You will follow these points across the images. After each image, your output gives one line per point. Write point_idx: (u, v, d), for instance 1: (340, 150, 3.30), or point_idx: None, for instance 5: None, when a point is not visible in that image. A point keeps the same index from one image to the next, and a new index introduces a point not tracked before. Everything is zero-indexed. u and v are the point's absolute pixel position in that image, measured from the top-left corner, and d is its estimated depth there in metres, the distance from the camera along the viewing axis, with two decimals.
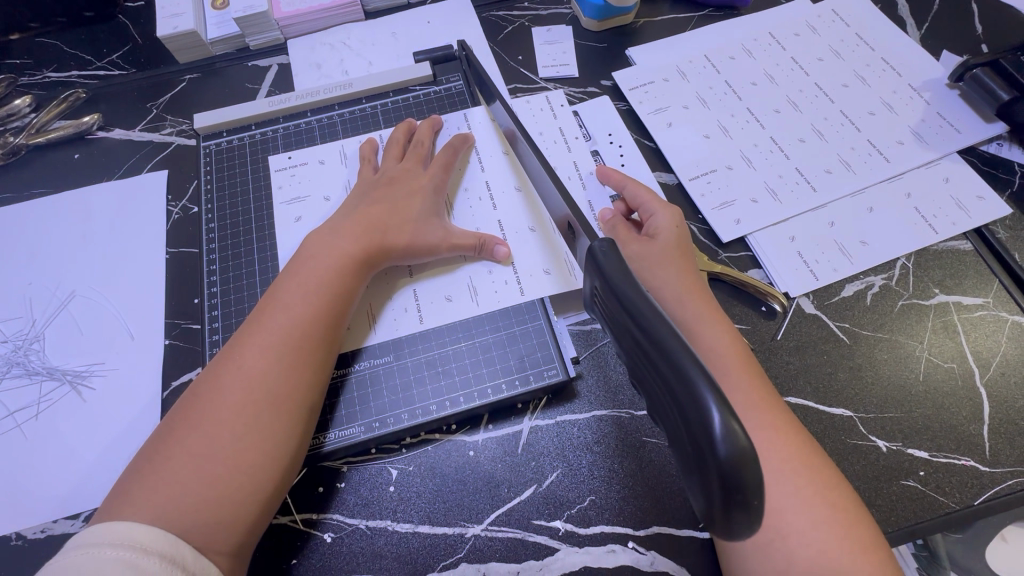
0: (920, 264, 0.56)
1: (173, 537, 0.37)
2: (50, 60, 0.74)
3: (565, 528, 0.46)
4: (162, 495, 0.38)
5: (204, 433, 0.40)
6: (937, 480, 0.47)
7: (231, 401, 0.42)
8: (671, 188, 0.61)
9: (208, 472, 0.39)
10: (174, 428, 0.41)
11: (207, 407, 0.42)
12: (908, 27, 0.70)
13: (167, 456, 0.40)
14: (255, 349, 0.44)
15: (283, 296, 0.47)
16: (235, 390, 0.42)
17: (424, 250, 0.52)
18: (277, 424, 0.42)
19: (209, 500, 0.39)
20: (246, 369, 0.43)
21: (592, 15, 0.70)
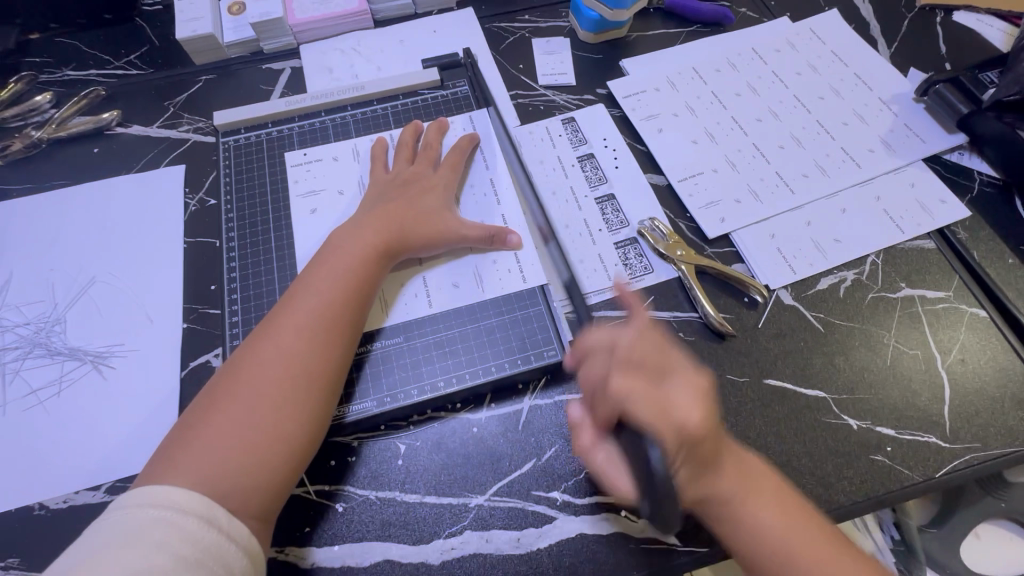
0: (888, 260, 0.60)
1: (210, 500, 0.40)
2: (68, 58, 0.77)
3: (562, 498, 0.49)
4: (203, 461, 0.41)
5: (245, 405, 0.44)
6: (903, 455, 0.51)
7: (267, 376, 0.45)
8: (661, 189, 0.65)
9: (247, 441, 0.43)
10: (214, 401, 0.44)
11: (247, 381, 0.45)
12: (878, 45, 0.77)
13: (208, 424, 0.43)
14: (288, 329, 0.47)
15: (313, 282, 0.50)
16: (272, 366, 0.46)
17: (435, 241, 0.56)
18: (309, 399, 0.45)
19: (247, 467, 0.42)
20: (282, 347, 0.46)
21: (589, 28, 0.75)
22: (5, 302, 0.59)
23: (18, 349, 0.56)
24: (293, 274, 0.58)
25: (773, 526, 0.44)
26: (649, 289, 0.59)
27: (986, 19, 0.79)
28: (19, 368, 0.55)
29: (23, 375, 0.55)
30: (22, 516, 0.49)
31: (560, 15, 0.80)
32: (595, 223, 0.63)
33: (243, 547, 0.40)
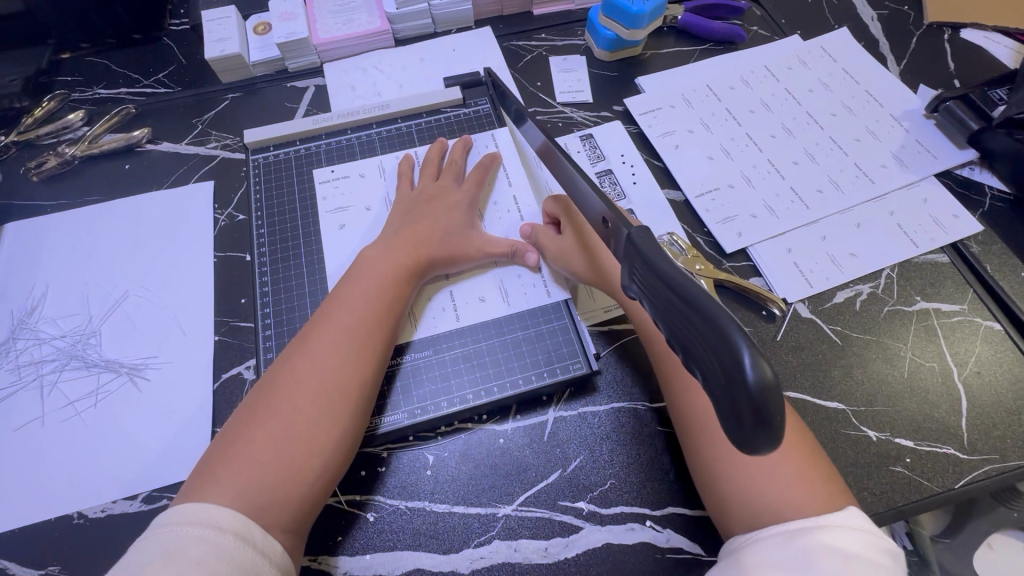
0: (903, 274, 0.62)
1: (250, 515, 0.41)
2: (99, 77, 0.79)
3: (588, 508, 0.50)
4: (244, 475, 0.42)
5: (284, 419, 0.45)
6: (922, 466, 0.52)
7: (305, 391, 0.46)
8: (679, 204, 0.67)
9: (286, 454, 0.44)
10: (253, 415, 0.46)
11: (285, 395, 0.46)
12: (889, 62, 0.78)
13: (248, 438, 0.44)
14: (325, 345, 0.49)
15: (346, 298, 0.52)
16: (309, 381, 0.47)
17: (462, 257, 0.58)
18: (344, 413, 0.47)
19: (286, 480, 0.43)
20: (318, 362, 0.48)
21: (605, 46, 0.77)
22: (42, 315, 0.61)
23: (55, 361, 0.58)
24: (323, 288, 0.60)
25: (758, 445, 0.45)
26: None
27: (993, 36, 0.80)
28: (56, 380, 0.57)
29: (60, 386, 0.57)
30: (61, 525, 0.50)
31: (577, 34, 0.82)
32: None
33: (276, 562, 0.41)
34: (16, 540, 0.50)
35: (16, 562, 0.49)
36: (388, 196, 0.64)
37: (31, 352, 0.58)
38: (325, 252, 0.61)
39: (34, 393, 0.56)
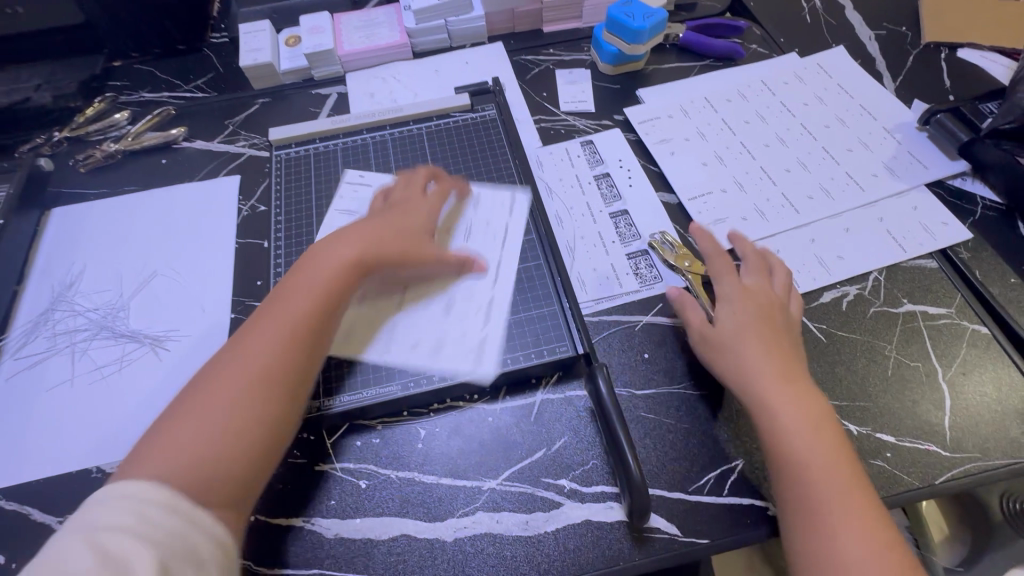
0: (891, 277, 0.63)
1: (186, 499, 0.40)
2: (145, 82, 0.87)
3: (569, 486, 0.52)
4: (174, 469, 0.41)
5: (216, 417, 0.44)
6: (902, 460, 0.53)
7: (245, 374, 0.46)
8: (672, 206, 0.70)
9: (221, 437, 0.44)
10: (192, 396, 0.45)
11: (215, 390, 0.45)
12: (884, 79, 0.81)
13: (185, 419, 0.44)
14: (268, 331, 0.49)
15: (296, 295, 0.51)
16: (250, 363, 0.47)
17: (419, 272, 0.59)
18: (282, 396, 0.47)
19: (217, 461, 0.43)
20: (257, 348, 0.48)
21: (608, 61, 0.82)
22: (78, 290, 0.66)
23: (87, 330, 0.63)
24: None
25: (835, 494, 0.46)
26: (659, 297, 0.63)
27: (990, 56, 0.83)
28: (86, 348, 0.62)
29: (90, 353, 0.62)
30: (80, 478, 0.55)
31: (582, 49, 0.87)
32: (609, 236, 0.67)
33: (215, 547, 0.40)
34: (40, 489, 0.54)
35: (39, 509, 0.53)
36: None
37: (67, 322, 0.64)
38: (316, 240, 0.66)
39: (66, 358, 0.62)
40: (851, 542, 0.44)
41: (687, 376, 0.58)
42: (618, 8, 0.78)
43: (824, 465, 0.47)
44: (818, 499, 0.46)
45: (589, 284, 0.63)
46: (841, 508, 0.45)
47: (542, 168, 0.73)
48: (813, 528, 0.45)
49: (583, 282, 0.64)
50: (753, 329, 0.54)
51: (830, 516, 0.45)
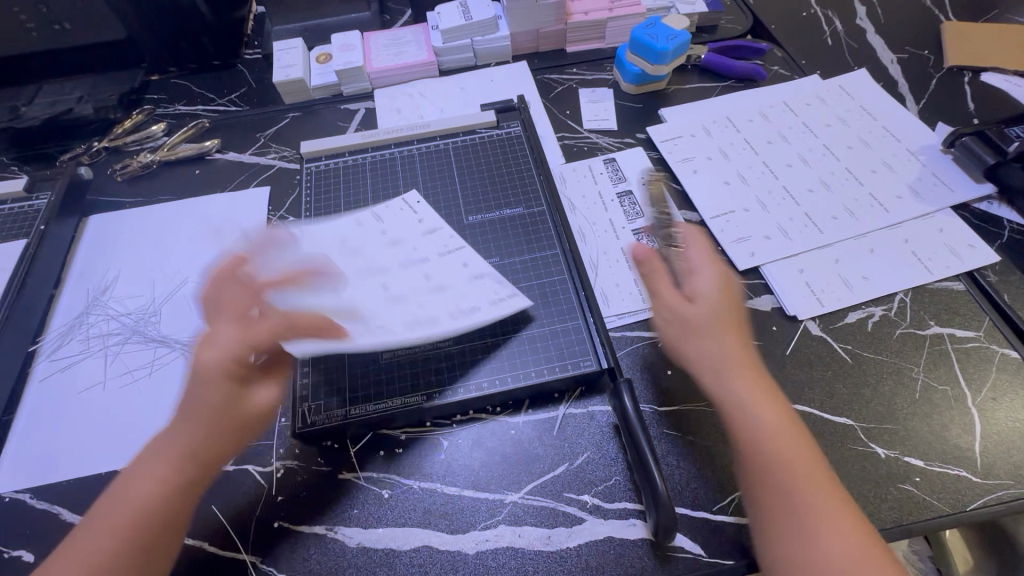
0: (917, 299, 0.63)
1: None
2: (180, 96, 0.90)
3: (592, 501, 0.52)
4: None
5: (106, 554, 0.42)
6: (931, 485, 0.52)
7: (131, 510, 0.44)
8: (695, 224, 0.70)
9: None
10: (81, 536, 0.43)
11: (135, 489, 0.44)
12: (907, 102, 0.82)
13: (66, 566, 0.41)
14: (160, 456, 0.46)
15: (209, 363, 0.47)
16: (137, 495, 0.44)
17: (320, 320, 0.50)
18: (169, 532, 0.44)
19: None
20: (144, 478, 0.45)
21: (631, 80, 0.83)
22: (112, 295, 0.68)
23: (119, 334, 0.65)
24: None
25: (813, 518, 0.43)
26: None
27: (1014, 79, 0.83)
28: (119, 351, 0.64)
29: (122, 357, 0.63)
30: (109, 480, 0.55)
31: (605, 69, 0.89)
32: None
33: None
34: (71, 489, 0.55)
35: (69, 509, 0.54)
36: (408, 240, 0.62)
37: (100, 325, 0.66)
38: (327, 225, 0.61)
39: (99, 361, 0.63)
40: (825, 511, 0.43)
41: None
42: (642, 30, 0.80)
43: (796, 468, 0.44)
44: (789, 461, 0.45)
45: (612, 298, 0.64)
46: (808, 474, 0.44)
47: (566, 185, 0.75)
48: (780, 490, 0.44)
49: (606, 297, 0.64)
50: (720, 298, 0.52)
51: (812, 536, 0.42)
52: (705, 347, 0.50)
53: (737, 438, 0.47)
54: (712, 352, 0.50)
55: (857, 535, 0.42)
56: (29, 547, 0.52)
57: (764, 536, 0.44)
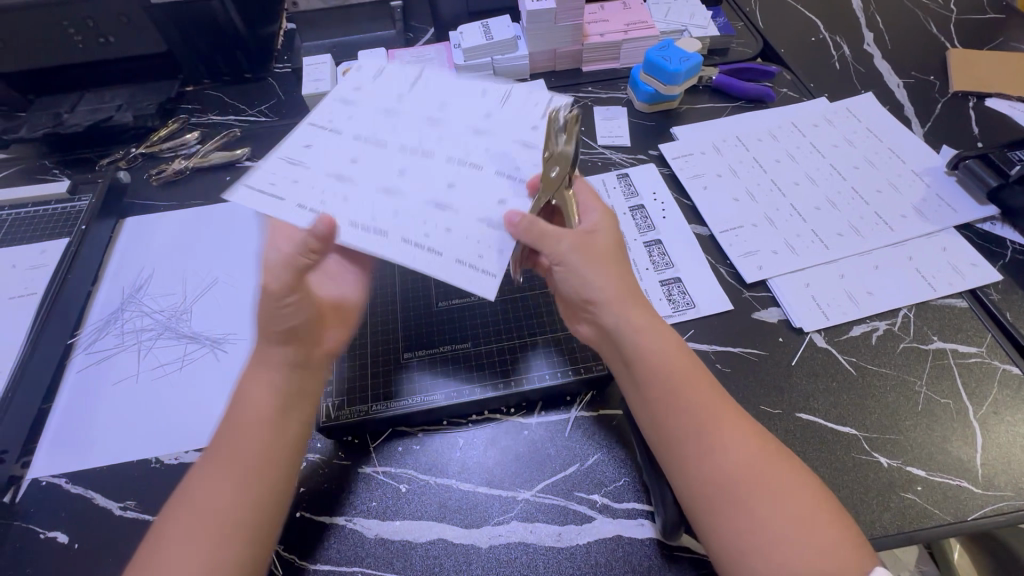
0: (920, 315, 0.65)
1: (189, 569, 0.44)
2: (213, 106, 0.94)
3: (601, 501, 0.54)
4: (224, 493, 0.47)
5: (245, 465, 0.49)
6: (932, 494, 0.53)
7: (245, 425, 0.50)
8: (704, 238, 0.73)
9: (244, 485, 0.48)
10: (211, 464, 0.49)
11: (228, 443, 0.50)
12: (913, 125, 0.84)
13: (212, 484, 0.48)
14: (252, 383, 0.52)
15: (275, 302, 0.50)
16: (247, 413, 0.51)
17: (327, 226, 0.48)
18: (281, 433, 0.51)
19: (244, 507, 0.47)
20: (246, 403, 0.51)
21: (644, 99, 0.87)
22: (146, 292, 0.72)
23: (153, 330, 0.68)
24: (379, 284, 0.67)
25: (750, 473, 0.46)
26: (691, 323, 0.65)
27: (1018, 106, 0.85)
28: (152, 346, 0.67)
29: (154, 351, 0.67)
30: (140, 467, 0.58)
31: (620, 88, 0.93)
32: (643, 263, 0.70)
33: None
34: (104, 475, 0.58)
35: (102, 494, 0.57)
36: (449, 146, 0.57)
37: (135, 321, 0.69)
38: (412, 106, 0.60)
39: (132, 354, 0.66)
40: (764, 468, 0.46)
41: None
42: (657, 51, 0.83)
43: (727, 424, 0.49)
44: (691, 389, 0.50)
45: None
46: (709, 399, 0.50)
47: None
48: (688, 417, 0.49)
49: None
50: (612, 234, 0.57)
51: (753, 491, 0.45)
52: (595, 278, 0.53)
53: (644, 378, 0.51)
54: (599, 285, 0.53)
55: (757, 443, 0.48)
56: (63, 530, 0.55)
57: (679, 464, 0.48)
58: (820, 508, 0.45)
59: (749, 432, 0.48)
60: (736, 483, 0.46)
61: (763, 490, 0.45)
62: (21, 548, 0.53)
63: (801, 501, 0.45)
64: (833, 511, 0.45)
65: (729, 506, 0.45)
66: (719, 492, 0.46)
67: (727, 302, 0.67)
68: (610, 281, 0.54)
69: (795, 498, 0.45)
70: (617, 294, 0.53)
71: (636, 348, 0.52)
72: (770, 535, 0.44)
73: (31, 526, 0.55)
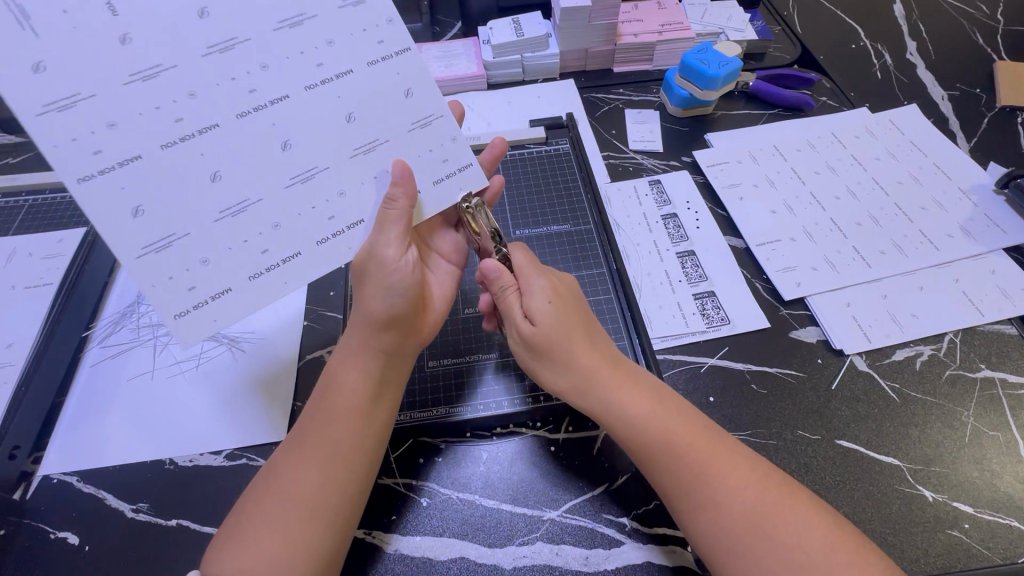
0: (967, 341, 0.62)
1: (291, 533, 0.44)
2: None
3: (630, 524, 0.52)
4: (325, 458, 0.47)
5: (343, 436, 0.48)
6: (981, 534, 0.50)
7: (345, 398, 0.50)
8: (739, 251, 0.70)
9: (343, 456, 0.48)
10: (307, 432, 0.49)
11: (318, 427, 0.49)
12: (958, 139, 0.81)
13: (310, 451, 0.48)
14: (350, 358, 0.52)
15: (394, 270, 0.49)
16: (347, 386, 0.50)
17: (402, 176, 0.49)
18: (379, 406, 0.51)
19: (342, 476, 0.47)
20: (343, 379, 0.51)
21: (678, 103, 0.84)
22: None
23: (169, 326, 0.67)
24: None
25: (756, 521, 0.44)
26: (725, 340, 0.63)
27: None
28: (168, 342, 0.65)
29: (170, 348, 0.65)
30: (153, 468, 0.56)
31: (652, 91, 0.90)
32: (676, 275, 0.68)
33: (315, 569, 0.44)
34: (117, 475, 0.56)
35: (114, 495, 0.55)
36: (378, 142, 0.50)
37: (151, 315, 0.67)
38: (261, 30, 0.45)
39: (148, 350, 0.65)
40: (772, 515, 0.43)
41: (754, 423, 0.57)
42: (694, 55, 0.80)
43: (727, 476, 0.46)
44: (684, 450, 0.47)
45: (655, 320, 0.64)
46: (704, 454, 0.47)
47: (611, 205, 0.75)
48: (684, 474, 0.46)
49: (650, 319, 0.64)
50: (561, 317, 0.51)
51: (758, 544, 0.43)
52: (555, 379, 0.51)
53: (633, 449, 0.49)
54: (560, 383, 0.51)
55: (761, 492, 0.45)
56: (74, 531, 0.53)
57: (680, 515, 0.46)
58: (838, 551, 0.42)
59: (758, 481, 0.46)
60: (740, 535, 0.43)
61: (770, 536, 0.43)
62: (31, 548, 0.52)
63: (817, 546, 0.42)
64: (855, 551, 0.42)
65: (738, 562, 0.43)
66: (725, 551, 0.43)
67: (763, 320, 0.64)
68: (568, 365, 0.50)
69: (808, 545, 0.42)
70: (579, 379, 0.50)
71: (613, 421, 0.50)
72: None
73: (41, 525, 0.53)
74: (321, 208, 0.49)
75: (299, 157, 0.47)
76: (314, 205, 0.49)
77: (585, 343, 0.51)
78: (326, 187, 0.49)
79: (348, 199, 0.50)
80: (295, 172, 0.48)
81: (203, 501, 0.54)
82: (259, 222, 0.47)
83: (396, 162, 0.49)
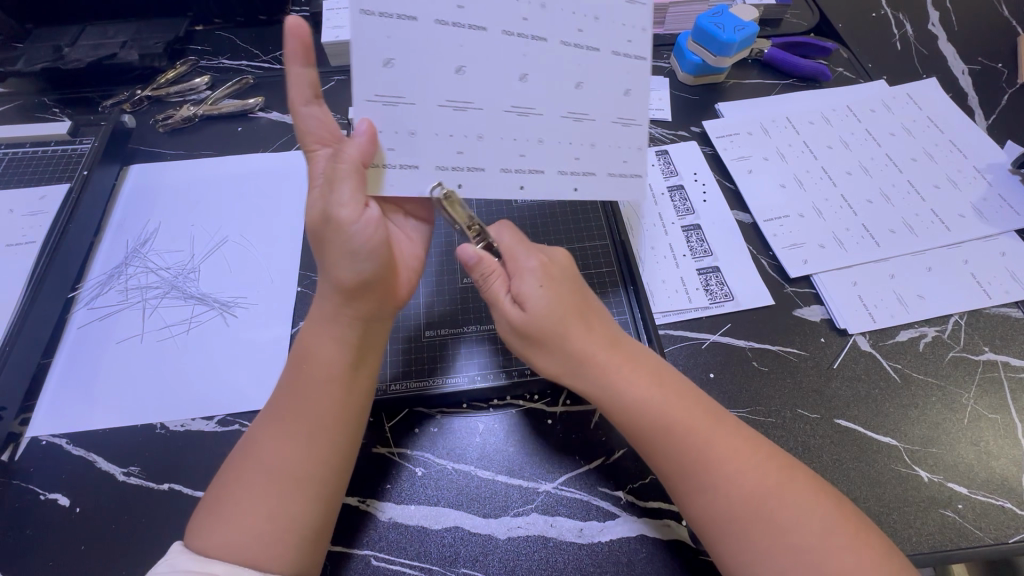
0: (972, 323, 0.61)
1: (277, 506, 0.44)
2: (225, 49, 0.85)
3: (626, 497, 0.52)
4: (307, 429, 0.46)
5: (325, 407, 0.47)
6: (974, 514, 0.51)
7: (322, 368, 0.48)
8: (746, 226, 0.69)
9: (326, 426, 0.47)
10: (285, 403, 0.48)
11: (301, 397, 0.47)
12: (976, 116, 0.78)
13: (291, 421, 0.47)
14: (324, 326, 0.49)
15: (354, 233, 0.44)
16: (322, 356, 0.48)
17: (369, 139, 0.45)
18: (360, 374, 0.49)
19: (326, 447, 0.46)
20: (320, 348, 0.48)
21: (689, 70, 0.81)
22: (152, 248, 0.68)
23: (157, 289, 0.64)
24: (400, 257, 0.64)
25: (742, 499, 0.43)
26: (727, 317, 0.62)
27: None
28: (157, 305, 0.63)
29: (159, 311, 0.63)
30: (144, 432, 0.55)
31: (662, 56, 0.86)
32: (681, 249, 0.66)
33: (306, 538, 0.44)
34: (108, 437, 0.55)
35: (105, 457, 0.54)
36: (589, 116, 0.50)
37: (139, 278, 0.65)
38: None
39: (136, 313, 0.63)
40: (762, 494, 0.43)
41: (753, 401, 0.56)
42: (709, 17, 0.76)
43: (723, 457, 0.45)
44: (681, 433, 0.46)
45: (658, 295, 0.62)
46: (695, 437, 0.46)
47: None
48: (677, 453, 0.46)
49: (653, 293, 0.63)
50: (551, 302, 0.49)
51: (747, 523, 0.43)
52: (544, 360, 0.50)
53: (629, 428, 0.48)
54: (549, 364, 0.50)
55: (765, 471, 0.45)
56: (64, 492, 0.52)
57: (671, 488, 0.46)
58: (836, 535, 0.42)
59: (756, 461, 0.45)
60: (732, 512, 0.43)
61: (758, 515, 0.43)
62: (21, 509, 0.51)
63: (808, 526, 0.42)
64: (851, 533, 0.42)
65: (726, 540, 0.43)
66: (712, 526, 0.44)
67: (768, 297, 0.63)
68: (562, 353, 0.49)
69: (799, 525, 0.42)
70: (574, 366, 0.49)
71: (611, 405, 0.49)
72: (768, 563, 0.41)
73: (31, 486, 0.52)
74: (456, 142, 0.47)
75: (463, 86, 0.46)
76: (515, 140, 0.49)
77: (582, 325, 0.50)
78: (527, 133, 0.49)
79: (543, 149, 0.50)
80: (518, 105, 0.48)
81: (195, 466, 0.54)
82: (400, 122, 0.46)
83: (364, 120, 0.45)
